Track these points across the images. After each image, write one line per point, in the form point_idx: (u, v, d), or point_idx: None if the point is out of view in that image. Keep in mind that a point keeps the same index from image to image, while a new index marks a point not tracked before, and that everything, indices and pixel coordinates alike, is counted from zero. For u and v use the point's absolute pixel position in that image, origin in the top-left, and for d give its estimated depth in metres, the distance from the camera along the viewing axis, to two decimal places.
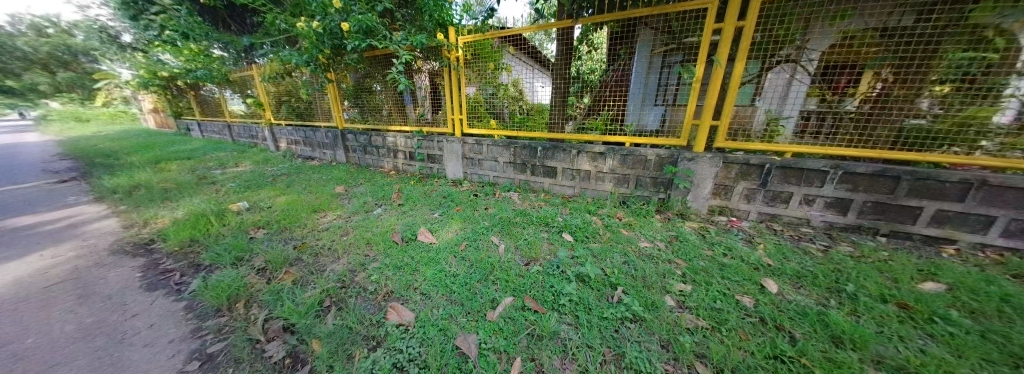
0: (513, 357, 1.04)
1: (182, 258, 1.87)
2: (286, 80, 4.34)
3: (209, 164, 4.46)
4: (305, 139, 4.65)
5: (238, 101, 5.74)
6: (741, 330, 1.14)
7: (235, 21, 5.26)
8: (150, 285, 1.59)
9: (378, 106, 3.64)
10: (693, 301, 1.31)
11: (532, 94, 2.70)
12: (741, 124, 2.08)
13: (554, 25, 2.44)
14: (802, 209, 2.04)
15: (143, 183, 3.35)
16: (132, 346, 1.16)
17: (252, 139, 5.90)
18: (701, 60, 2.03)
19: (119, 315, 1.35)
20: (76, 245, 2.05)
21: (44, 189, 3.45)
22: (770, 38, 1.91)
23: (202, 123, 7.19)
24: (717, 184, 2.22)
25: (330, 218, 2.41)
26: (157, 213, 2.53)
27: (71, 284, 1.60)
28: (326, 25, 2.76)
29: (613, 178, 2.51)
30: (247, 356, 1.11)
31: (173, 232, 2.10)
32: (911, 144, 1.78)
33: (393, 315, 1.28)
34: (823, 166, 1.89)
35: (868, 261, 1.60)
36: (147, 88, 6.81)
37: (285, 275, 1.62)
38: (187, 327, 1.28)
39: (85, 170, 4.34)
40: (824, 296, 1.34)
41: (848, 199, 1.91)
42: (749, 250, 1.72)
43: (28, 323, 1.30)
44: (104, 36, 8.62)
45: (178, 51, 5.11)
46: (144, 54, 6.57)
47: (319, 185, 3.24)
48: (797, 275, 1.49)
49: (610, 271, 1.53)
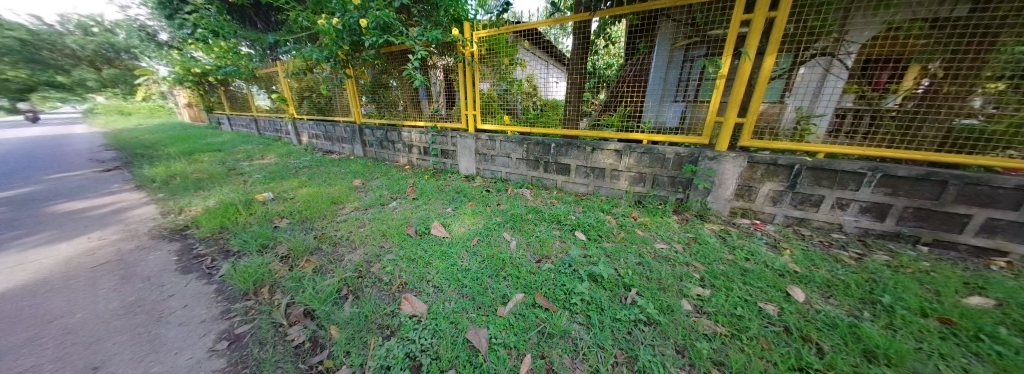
0: (523, 353, 1.04)
1: (212, 243, 1.98)
2: (308, 76, 4.51)
3: (237, 156, 4.70)
4: (326, 134, 4.80)
5: (263, 96, 6.01)
6: (764, 339, 1.08)
7: (261, 19, 5.44)
8: (184, 268, 1.69)
9: (394, 102, 3.71)
10: (712, 306, 1.26)
11: (546, 90, 2.68)
12: (768, 121, 1.98)
13: (570, 19, 2.38)
14: (834, 214, 1.92)
15: (178, 173, 3.57)
16: (168, 324, 1.25)
17: (277, 133, 6.16)
18: (728, 53, 1.93)
19: (157, 295, 1.45)
20: (119, 229, 2.22)
21: (92, 177, 3.74)
22: (804, 29, 1.77)
23: (230, 117, 7.60)
24: (740, 184, 2.11)
25: (347, 210, 2.49)
26: (191, 202, 2.70)
27: (115, 264, 1.73)
28: (345, 22, 2.81)
29: (628, 177, 2.44)
30: (271, 339, 1.17)
31: (205, 220, 2.23)
32: (960, 146, 1.63)
33: (407, 306, 1.30)
34: (860, 167, 1.76)
35: (908, 271, 1.49)
36: (182, 84, 7.17)
37: (306, 264, 1.69)
38: (217, 308, 1.36)
39: (129, 159, 4.69)
40: (857, 308, 1.25)
41: (886, 204, 1.78)
42: (774, 256, 1.64)
43: (76, 300, 1.41)
44: (144, 34, 9.26)
45: (210, 48, 5.36)
46: (178, 52, 6.92)
47: (338, 178, 3.35)
48: (826, 284, 1.41)
49: (624, 272, 1.49)
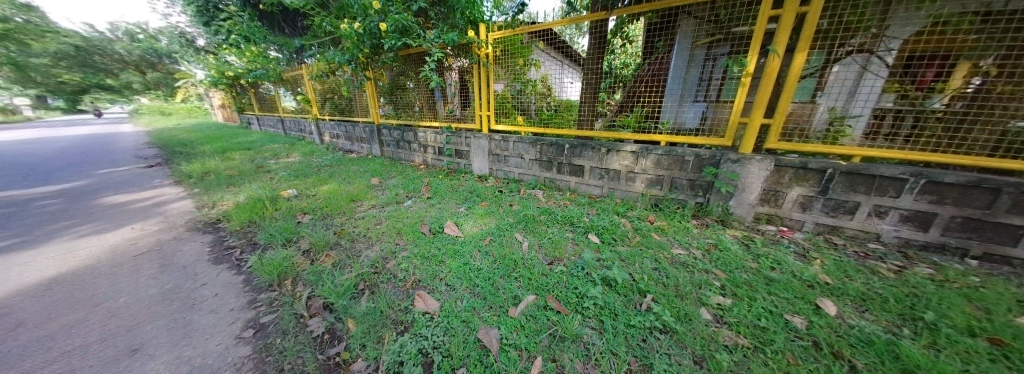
0: (534, 355, 1.03)
1: (241, 236, 2.09)
2: (330, 78, 4.69)
3: (265, 154, 4.96)
4: (346, 134, 4.97)
5: (289, 98, 6.31)
6: (790, 353, 1.02)
7: (289, 25, 5.70)
8: (216, 259, 1.80)
9: (410, 102, 3.79)
10: (733, 316, 1.20)
11: (561, 90, 2.66)
12: (798, 123, 1.86)
13: (586, 18, 2.34)
14: (870, 222, 1.79)
15: (211, 170, 3.80)
16: (200, 311, 1.33)
17: (301, 133, 6.45)
18: (753, 51, 1.83)
19: (191, 284, 1.55)
20: (159, 221, 2.39)
21: (136, 172, 4.05)
22: (839, 24, 1.66)
23: (259, 118, 8.03)
24: (765, 189, 2.01)
25: (365, 207, 2.56)
26: (223, 197, 2.87)
27: (155, 254, 1.87)
28: (366, 25, 2.91)
29: (645, 179, 2.38)
30: (292, 328, 1.22)
31: (235, 214, 2.36)
32: (1016, 150, 1.48)
33: (420, 303, 1.32)
34: (901, 173, 1.63)
35: (957, 287, 1.36)
36: (216, 86, 7.63)
37: (326, 258, 1.76)
38: (245, 298, 1.43)
39: (169, 157, 5.04)
40: (895, 324, 1.16)
41: (930, 213, 1.64)
42: (803, 265, 1.54)
43: (121, 285, 1.53)
44: (184, 40, 9.93)
45: (242, 53, 5.68)
46: (213, 57, 7.38)
47: (356, 176, 3.46)
48: (861, 297, 1.31)
49: (639, 277, 1.45)
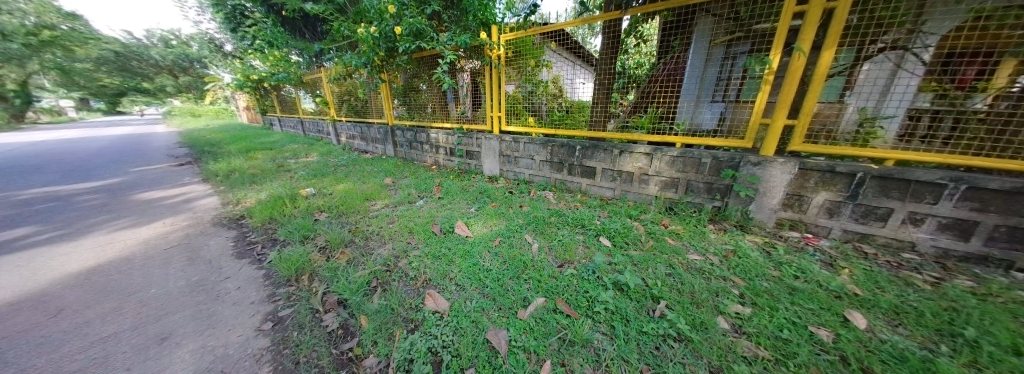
0: (543, 359, 1.02)
1: (262, 232, 2.18)
2: (347, 81, 4.83)
3: (285, 154, 5.15)
4: (362, 134, 5.10)
5: (309, 100, 6.54)
6: (815, 367, 0.97)
7: (309, 30, 5.91)
8: (239, 254, 1.88)
9: (423, 104, 3.85)
10: (753, 326, 1.15)
11: (572, 91, 2.60)
12: (825, 123, 1.77)
13: (599, 18, 2.30)
14: (904, 230, 1.67)
15: (235, 169, 3.98)
16: (224, 303, 1.39)
17: (319, 133, 6.67)
18: (776, 49, 1.76)
19: (216, 277, 1.62)
20: (188, 217, 2.52)
21: (168, 170, 4.29)
22: (870, 20, 1.57)
23: (281, 119, 8.36)
24: (788, 193, 1.91)
25: (379, 206, 2.62)
26: (246, 194, 3.00)
27: (183, 247, 1.97)
28: (381, 29, 2.97)
29: (659, 182, 2.32)
30: (308, 323, 1.25)
31: (257, 211, 2.46)
32: None
33: (430, 301, 1.33)
34: (940, 178, 1.52)
35: (1005, 302, 1.25)
36: (242, 89, 8.00)
37: (341, 255, 1.80)
38: (265, 292, 1.49)
39: (197, 156, 5.31)
40: (933, 340, 1.07)
41: (972, 222, 1.52)
42: (829, 275, 1.46)
43: (153, 276, 1.62)
44: (213, 46, 10.49)
45: (266, 57, 5.95)
46: (239, 61, 7.74)
47: (371, 176, 3.54)
48: (894, 310, 1.23)
49: (652, 282, 1.41)
